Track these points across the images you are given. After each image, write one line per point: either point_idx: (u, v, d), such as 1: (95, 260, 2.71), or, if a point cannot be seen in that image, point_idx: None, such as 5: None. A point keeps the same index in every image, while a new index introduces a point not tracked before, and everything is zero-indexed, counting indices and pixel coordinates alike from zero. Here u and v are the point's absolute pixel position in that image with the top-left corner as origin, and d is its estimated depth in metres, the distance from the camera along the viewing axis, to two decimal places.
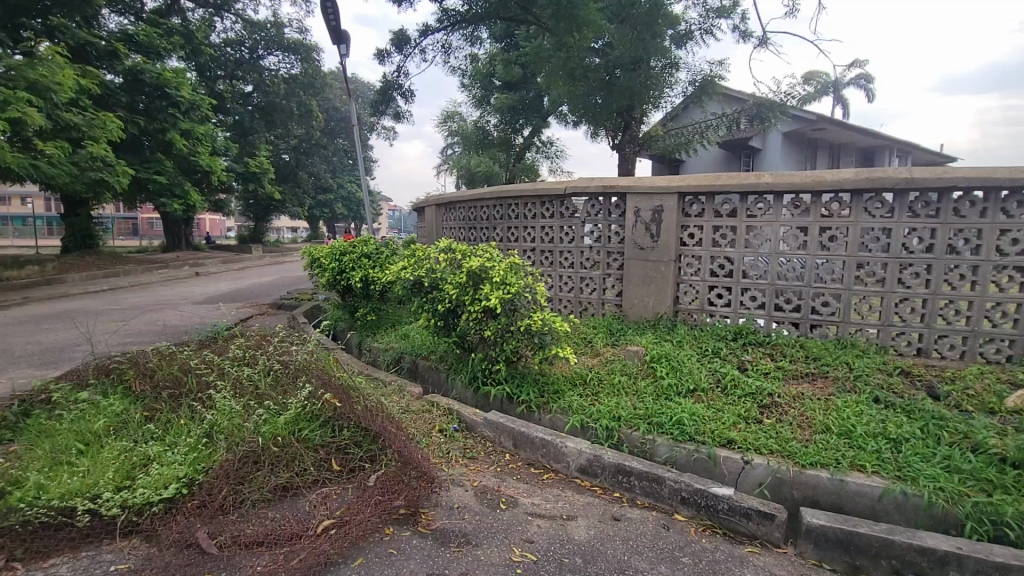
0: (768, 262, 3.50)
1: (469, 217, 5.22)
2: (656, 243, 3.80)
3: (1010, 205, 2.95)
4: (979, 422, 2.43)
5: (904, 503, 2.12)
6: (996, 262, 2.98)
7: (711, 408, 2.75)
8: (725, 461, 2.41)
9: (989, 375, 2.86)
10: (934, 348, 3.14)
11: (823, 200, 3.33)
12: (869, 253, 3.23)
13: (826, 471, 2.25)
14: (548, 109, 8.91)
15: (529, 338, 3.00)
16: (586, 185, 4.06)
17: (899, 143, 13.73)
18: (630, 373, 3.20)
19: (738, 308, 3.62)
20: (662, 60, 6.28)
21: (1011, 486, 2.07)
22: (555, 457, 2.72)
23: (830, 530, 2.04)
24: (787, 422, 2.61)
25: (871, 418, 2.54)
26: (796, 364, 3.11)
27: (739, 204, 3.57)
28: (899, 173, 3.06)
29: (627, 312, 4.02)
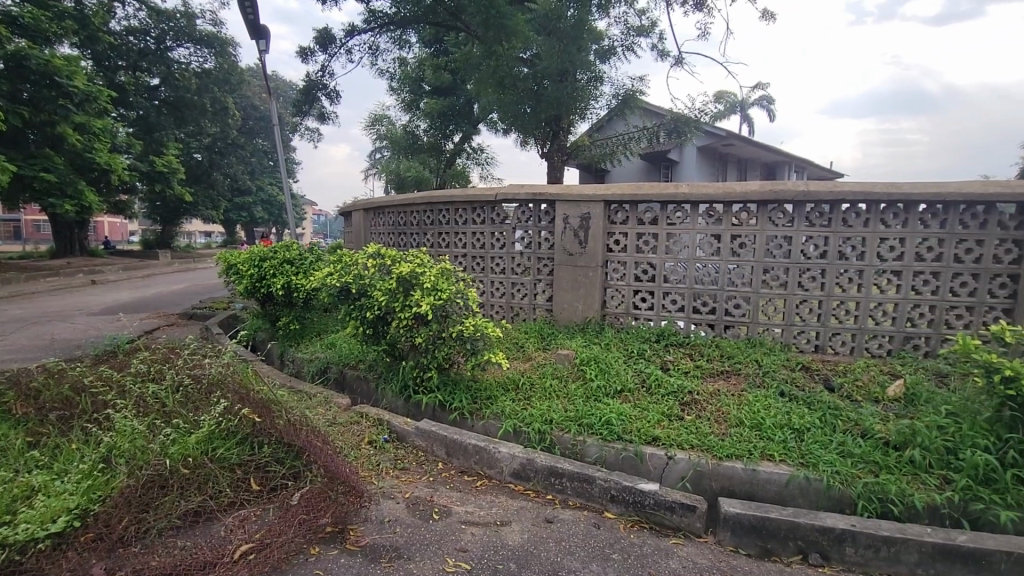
0: (687, 267, 3.72)
1: (398, 222, 5.13)
2: (583, 249, 3.93)
3: (887, 217, 3.34)
4: (867, 410, 2.72)
5: (807, 487, 2.31)
6: (877, 266, 3.36)
7: (637, 407, 2.87)
8: (650, 457, 2.52)
9: (873, 367, 3.20)
10: (829, 345, 3.48)
11: (733, 210, 3.60)
12: (773, 259, 3.53)
13: (740, 462, 2.42)
14: (478, 116, 8.99)
15: (462, 344, 2.99)
16: (517, 192, 4.12)
17: (797, 160, 15.12)
18: (562, 376, 3.27)
19: (660, 311, 3.82)
20: (587, 73, 6.49)
21: (893, 466, 2.33)
22: (488, 463, 2.72)
23: (745, 517, 2.18)
24: (706, 417, 2.78)
25: (777, 410, 2.76)
26: (712, 363, 3.33)
27: (660, 213, 3.77)
28: (797, 186, 3.37)
29: (557, 317, 4.11)
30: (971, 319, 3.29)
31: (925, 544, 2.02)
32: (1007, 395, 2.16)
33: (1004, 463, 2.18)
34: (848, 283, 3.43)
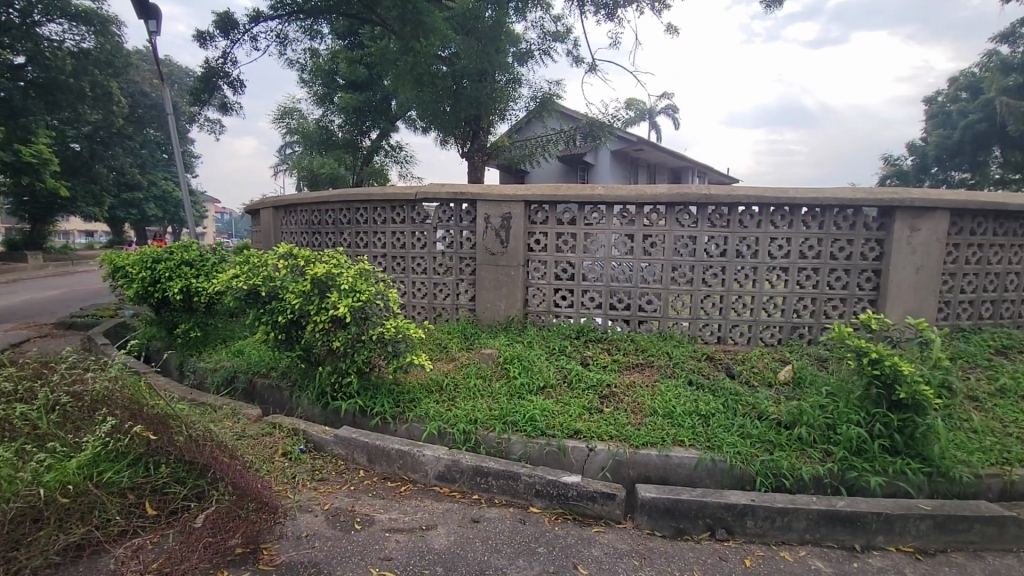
0: (603, 266, 3.88)
1: (312, 221, 4.88)
2: (505, 248, 3.97)
3: (776, 219, 3.70)
4: (763, 394, 2.99)
5: (713, 468, 2.50)
6: (769, 264, 3.71)
7: (559, 403, 2.95)
8: (572, 450, 2.60)
9: (767, 355, 3.53)
10: (729, 336, 3.79)
11: (645, 212, 3.81)
12: (681, 257, 3.77)
13: (655, 449, 2.56)
14: (396, 113, 8.81)
15: (382, 347, 2.91)
16: (437, 191, 4.08)
17: (699, 166, 16.29)
18: (485, 375, 3.28)
19: (579, 309, 3.95)
20: (506, 74, 6.60)
21: (785, 443, 2.58)
22: (412, 467, 2.67)
23: (659, 501, 2.32)
24: (623, 409, 2.91)
25: (687, 398, 2.96)
26: (628, 357, 3.50)
27: (578, 214, 3.89)
28: (701, 190, 3.64)
29: (480, 316, 4.12)
30: (843, 309, 3.74)
31: (812, 512, 2.26)
32: (874, 375, 2.48)
33: (873, 434, 2.50)
34: (745, 279, 3.75)
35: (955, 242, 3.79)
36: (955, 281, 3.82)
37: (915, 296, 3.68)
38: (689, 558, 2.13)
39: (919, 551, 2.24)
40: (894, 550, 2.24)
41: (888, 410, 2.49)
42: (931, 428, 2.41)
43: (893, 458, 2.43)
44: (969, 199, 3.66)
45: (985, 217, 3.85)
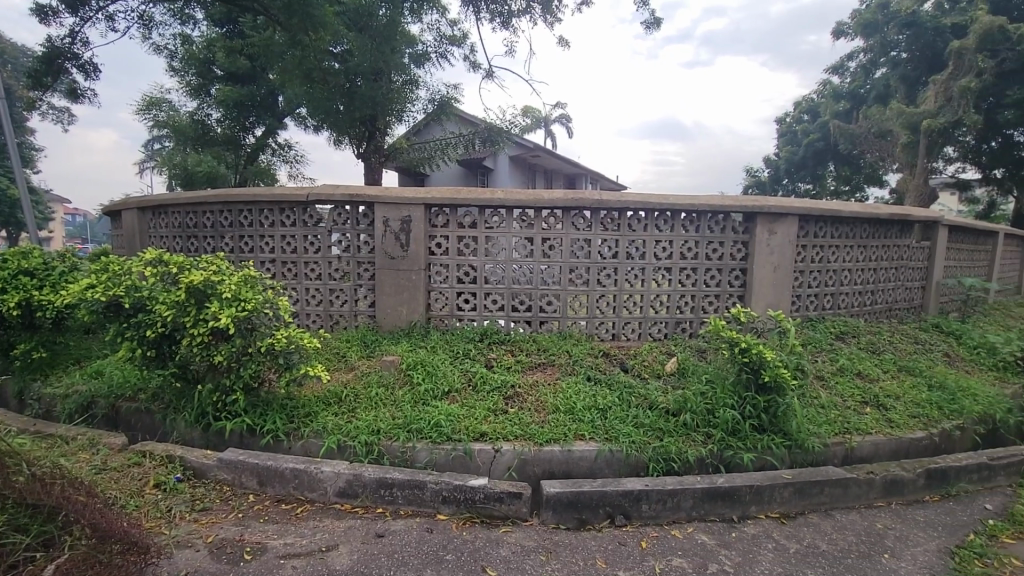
0: (505, 269, 3.95)
1: (186, 224, 4.41)
2: (405, 252, 3.89)
3: (659, 223, 4.01)
4: (653, 385, 3.22)
5: (611, 459, 2.65)
6: (654, 264, 4.01)
7: (464, 406, 2.94)
8: (479, 453, 2.61)
9: (656, 349, 3.81)
10: (623, 332, 4.03)
11: (543, 216, 3.93)
12: (577, 259, 3.95)
13: (557, 445, 2.65)
14: (284, 109, 8.28)
15: (273, 359, 2.71)
16: (330, 193, 3.88)
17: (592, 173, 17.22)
18: (387, 383, 3.18)
19: (482, 312, 3.98)
20: (403, 75, 6.58)
21: (672, 430, 2.79)
22: (309, 486, 2.51)
23: (563, 495, 2.40)
24: (527, 408, 2.98)
25: (586, 394, 3.10)
26: (531, 357, 3.58)
27: (478, 217, 3.92)
28: (593, 196, 3.84)
29: (381, 323, 3.99)
30: (717, 304, 4.16)
31: (697, 490, 2.47)
32: (744, 361, 2.78)
33: (744, 415, 2.80)
34: (635, 279, 4.02)
35: (804, 243, 4.38)
36: (804, 276, 4.41)
37: (774, 291, 4.21)
38: (592, 547, 2.23)
39: (784, 516, 2.54)
40: (764, 517, 2.53)
41: (756, 393, 2.81)
42: (789, 406, 2.76)
43: (761, 435, 2.74)
44: (812, 206, 4.25)
45: (825, 222, 4.50)
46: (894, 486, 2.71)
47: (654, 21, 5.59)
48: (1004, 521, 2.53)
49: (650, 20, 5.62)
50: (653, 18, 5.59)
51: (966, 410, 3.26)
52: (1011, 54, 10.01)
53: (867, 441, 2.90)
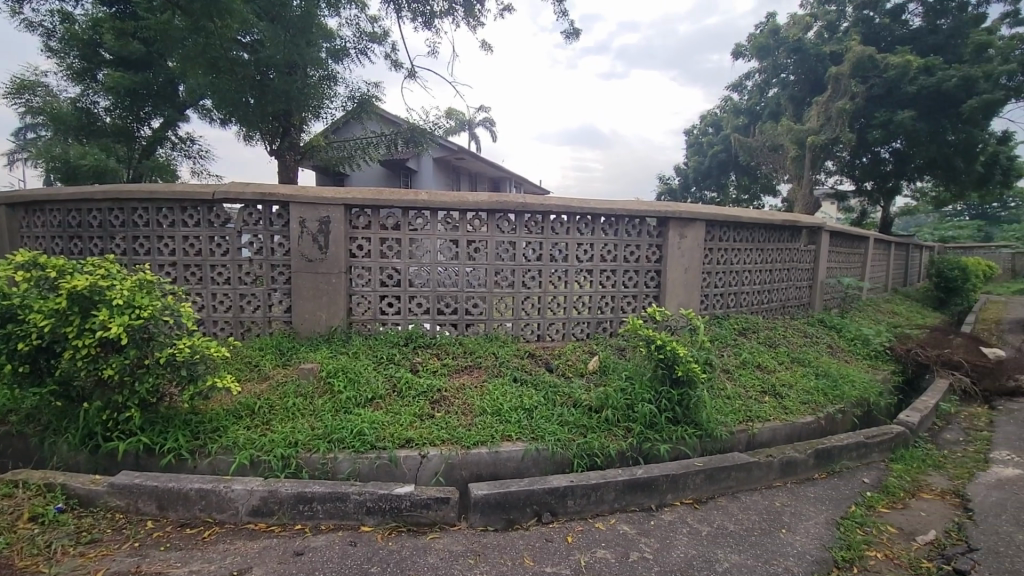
0: (429, 271, 3.89)
1: (67, 223, 3.93)
2: (324, 255, 3.72)
3: (581, 226, 4.15)
4: (577, 384, 3.32)
5: (538, 457, 2.69)
6: (577, 266, 4.14)
7: (388, 413, 2.86)
8: (405, 460, 2.55)
9: (579, 348, 3.94)
10: (547, 333, 4.12)
11: (467, 218, 3.92)
12: (503, 262, 3.98)
13: (485, 447, 2.66)
14: (185, 100, 7.65)
15: (175, 371, 2.48)
16: (240, 191, 3.63)
17: (515, 177, 17.46)
18: (306, 392, 3.02)
19: (407, 315, 3.90)
20: (319, 70, 6.29)
21: (595, 426, 2.90)
22: (218, 507, 2.33)
23: (490, 496, 2.41)
24: (453, 412, 2.96)
25: (512, 395, 3.14)
26: (457, 360, 3.56)
27: (402, 219, 3.83)
28: (517, 199, 3.90)
29: (297, 329, 3.78)
30: (635, 304, 4.37)
31: (618, 483, 2.58)
32: (660, 358, 2.95)
33: (660, 409, 2.97)
34: (558, 280, 4.13)
35: (711, 246, 4.72)
36: (712, 277, 4.75)
37: (684, 291, 4.50)
38: (520, 546, 2.25)
39: (696, 501, 2.72)
40: (680, 503, 2.69)
41: (670, 387, 2.99)
42: (699, 399, 2.97)
43: (675, 426, 2.92)
44: (717, 212, 4.59)
45: (728, 227, 4.88)
46: (790, 467, 2.99)
47: (574, 32, 5.79)
48: (878, 492, 2.88)
49: (569, 31, 5.81)
50: (572, 29, 5.79)
51: (846, 395, 3.67)
52: (877, 81, 11.43)
53: (767, 427, 3.18)
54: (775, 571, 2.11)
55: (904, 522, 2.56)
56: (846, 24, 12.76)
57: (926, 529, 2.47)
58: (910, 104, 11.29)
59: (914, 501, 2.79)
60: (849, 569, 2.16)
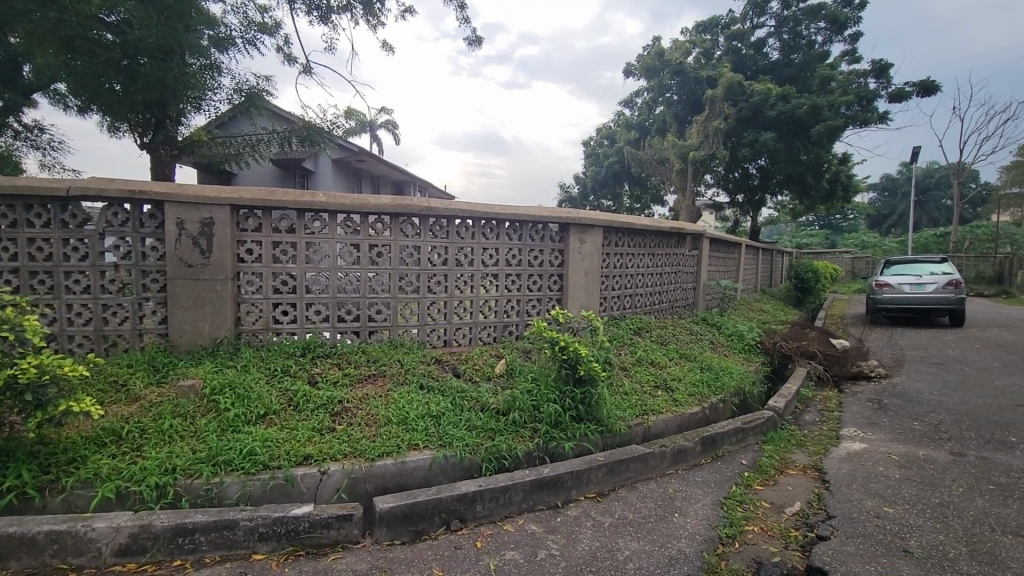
0: (328, 277, 3.69)
1: None
2: (206, 260, 3.39)
3: (486, 231, 4.18)
4: (484, 388, 3.32)
5: (445, 465, 2.66)
6: (482, 270, 4.16)
7: (283, 429, 2.66)
8: (303, 478, 2.39)
9: (486, 352, 3.96)
10: (454, 338, 4.09)
11: (369, 221, 3.77)
12: (407, 267, 3.89)
13: (390, 458, 2.57)
14: (31, 82, 6.63)
15: (17, 397, 2.11)
16: (101, 187, 3.19)
17: (420, 181, 17.19)
18: (185, 413, 2.72)
19: (304, 324, 3.66)
20: (199, 59, 5.65)
21: (502, 429, 2.92)
22: (75, 550, 2.02)
23: (396, 508, 2.33)
24: (356, 424, 2.82)
25: (418, 402, 3.06)
26: (359, 369, 3.41)
27: (297, 221, 3.59)
28: (421, 203, 3.83)
29: (175, 342, 3.40)
30: (539, 306, 4.50)
31: (526, 483, 2.62)
32: (564, 358, 3.05)
33: (565, 408, 3.07)
34: (464, 285, 4.12)
35: (608, 251, 4.99)
36: (609, 280, 5.02)
37: (584, 293, 4.71)
38: (428, 557, 2.21)
39: (599, 494, 2.84)
40: (583, 498, 2.79)
41: (574, 386, 3.10)
42: (600, 396, 3.11)
43: (579, 424, 3.03)
44: (613, 219, 4.86)
45: (623, 233, 5.18)
46: (681, 455, 3.24)
47: (476, 39, 5.84)
48: (754, 471, 3.21)
49: (471, 38, 5.86)
50: (474, 35, 5.85)
51: (726, 386, 4.06)
52: (746, 105, 12.83)
53: (660, 419, 3.41)
54: (671, 553, 2.26)
55: (775, 496, 2.88)
56: (719, 52, 14.19)
57: (793, 501, 2.79)
58: (772, 126, 12.81)
59: (783, 477, 3.15)
60: (732, 544, 2.38)
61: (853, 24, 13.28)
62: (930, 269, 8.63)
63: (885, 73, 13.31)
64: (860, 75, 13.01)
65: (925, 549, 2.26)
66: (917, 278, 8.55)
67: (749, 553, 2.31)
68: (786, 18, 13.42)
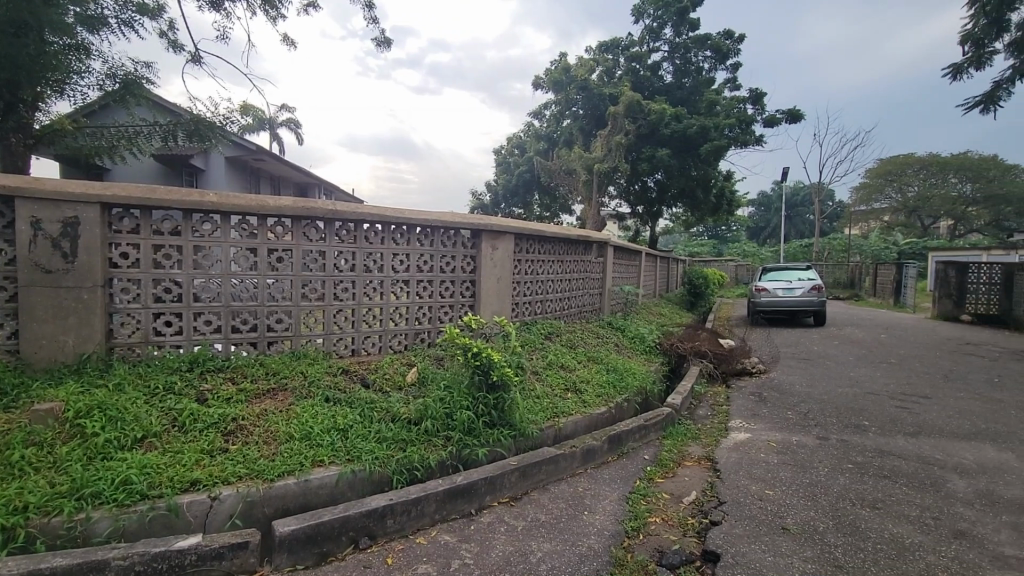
0: (221, 284, 3.39)
1: None
2: (70, 264, 2.97)
3: (396, 236, 4.07)
4: (395, 398, 3.22)
5: (354, 480, 2.54)
6: (393, 276, 4.05)
7: (166, 453, 2.39)
8: (189, 508, 2.16)
9: (397, 361, 3.84)
10: (363, 347, 3.93)
11: (268, 224, 3.53)
12: (311, 273, 3.68)
13: (292, 477, 2.40)
14: None
15: None
16: None
17: (326, 184, 16.47)
18: (41, 441, 2.34)
19: (191, 336, 3.33)
20: (63, 38, 4.98)
21: (414, 439, 2.85)
22: None
23: (299, 531, 2.18)
24: (253, 442, 2.61)
25: (323, 416, 2.90)
26: (256, 383, 3.16)
27: (183, 222, 3.26)
28: (326, 205, 3.65)
29: (28, 360, 2.93)
30: (452, 313, 4.46)
31: (438, 493, 2.58)
32: (476, 365, 3.05)
33: (478, 414, 3.06)
34: (373, 291, 3.97)
35: (519, 257, 5.09)
36: (521, 286, 5.12)
37: (496, 300, 4.76)
38: None
39: (512, 498, 2.86)
40: (497, 504, 2.79)
41: (487, 393, 3.11)
42: (512, 400, 3.15)
43: (492, 430, 3.03)
44: (524, 226, 4.97)
45: (533, 240, 5.31)
46: (589, 454, 3.36)
47: (384, 40, 5.71)
48: (655, 465, 3.41)
49: (380, 39, 5.72)
50: (383, 37, 5.71)
51: (630, 386, 4.30)
52: (645, 123, 13.60)
53: (570, 421, 3.51)
54: (582, 550, 2.33)
55: (674, 487, 3.08)
56: (620, 71, 15.08)
57: (689, 491, 3.00)
58: (667, 143, 13.81)
59: (680, 469, 3.38)
60: (637, 536, 2.50)
61: (734, 55, 14.73)
62: (797, 275, 9.77)
63: (761, 100, 14.92)
64: (740, 101, 14.46)
65: (800, 525, 2.54)
66: (788, 284, 9.64)
67: (652, 543, 2.44)
68: (678, 45, 14.57)
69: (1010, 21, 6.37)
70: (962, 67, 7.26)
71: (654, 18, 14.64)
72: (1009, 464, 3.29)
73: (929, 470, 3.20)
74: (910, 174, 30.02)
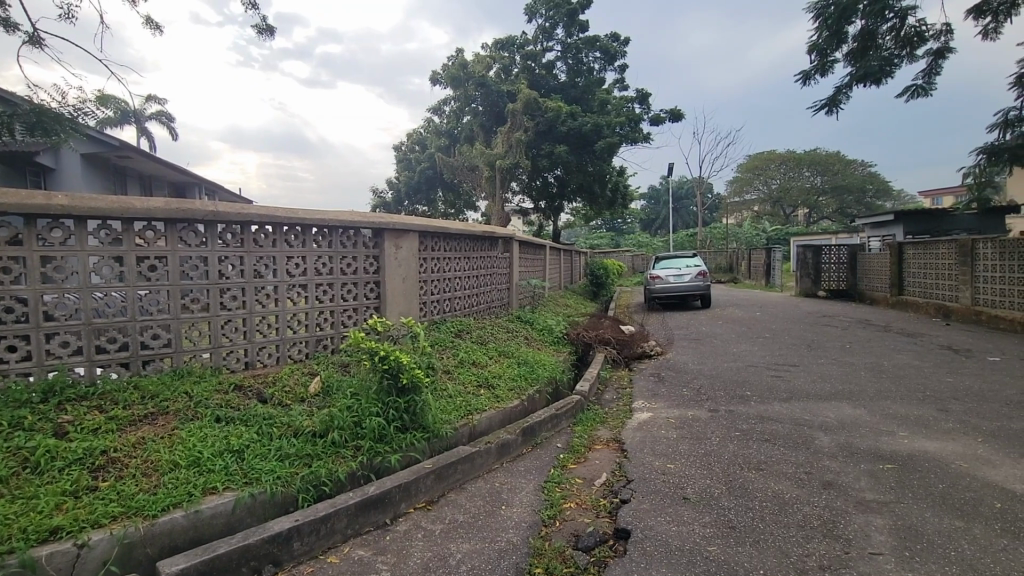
0: (79, 298, 2.95)
1: None
2: None
3: (289, 238, 3.80)
4: (296, 411, 3.01)
5: (253, 505, 2.33)
6: (288, 281, 3.77)
7: (17, 500, 2.04)
8: (49, 560, 1.85)
9: (298, 371, 3.61)
10: (257, 359, 3.62)
11: (135, 228, 3.12)
12: (192, 282, 3.32)
13: (179, 510, 2.16)
14: None
15: None
16: None
17: (208, 183, 15.06)
18: None
19: (44, 361, 2.86)
20: None
21: (320, 453, 2.69)
22: None
23: (193, 568, 1.97)
24: (128, 477, 2.30)
25: (214, 438, 2.63)
26: (131, 409, 2.80)
27: (26, 230, 2.79)
28: (206, 207, 3.30)
29: None
30: (356, 317, 4.27)
31: (350, 507, 2.45)
32: (384, 368, 2.94)
33: (389, 420, 2.95)
34: (266, 298, 3.68)
35: (424, 255, 5.00)
36: (428, 285, 5.04)
37: (403, 300, 4.64)
38: None
39: (428, 503, 2.80)
40: (413, 510, 2.72)
41: (397, 397, 3.01)
42: (424, 402, 3.07)
43: (405, 434, 2.94)
44: (427, 224, 4.89)
45: (437, 238, 5.24)
46: (505, 448, 3.39)
47: (266, 28, 5.29)
48: (567, 453, 3.52)
49: (262, 27, 5.29)
50: (264, 24, 5.29)
51: (541, 377, 4.41)
52: (542, 119, 13.92)
53: (484, 417, 3.50)
54: (501, 545, 2.34)
55: (587, 472, 3.20)
56: (516, 69, 15.32)
57: (600, 473, 3.14)
58: (564, 140, 14.29)
59: (591, 453, 3.52)
60: (554, 523, 2.56)
61: (621, 57, 15.57)
62: (686, 263, 10.60)
63: (647, 101, 15.94)
64: (628, 101, 15.35)
65: (698, 494, 2.75)
66: (678, 271, 10.43)
67: (568, 529, 2.51)
68: (570, 46, 15.08)
69: (846, 34, 7.35)
70: (811, 73, 8.23)
71: (546, 17, 14.99)
72: (862, 418, 3.82)
73: (800, 430, 3.63)
74: (773, 169, 33.82)
